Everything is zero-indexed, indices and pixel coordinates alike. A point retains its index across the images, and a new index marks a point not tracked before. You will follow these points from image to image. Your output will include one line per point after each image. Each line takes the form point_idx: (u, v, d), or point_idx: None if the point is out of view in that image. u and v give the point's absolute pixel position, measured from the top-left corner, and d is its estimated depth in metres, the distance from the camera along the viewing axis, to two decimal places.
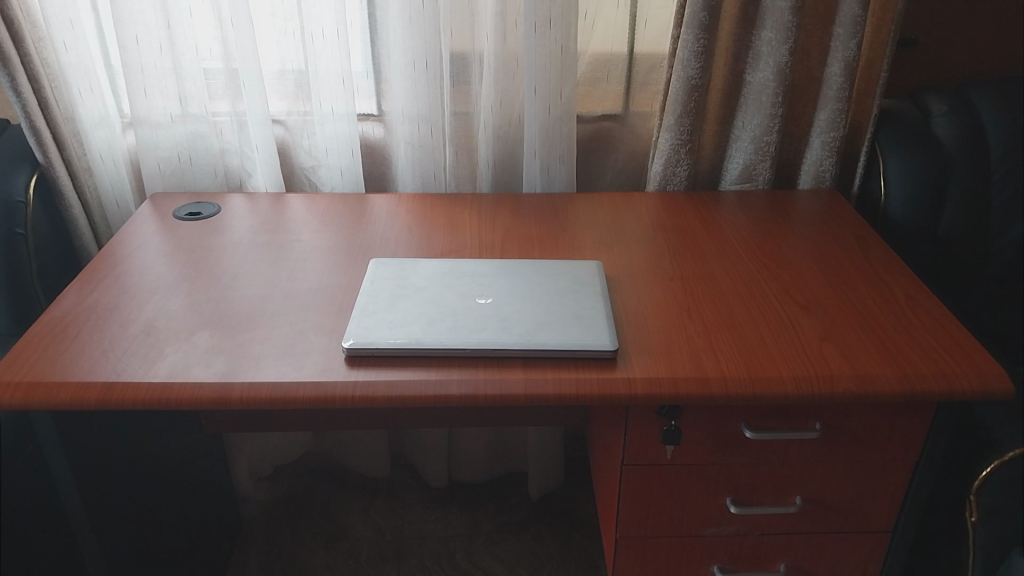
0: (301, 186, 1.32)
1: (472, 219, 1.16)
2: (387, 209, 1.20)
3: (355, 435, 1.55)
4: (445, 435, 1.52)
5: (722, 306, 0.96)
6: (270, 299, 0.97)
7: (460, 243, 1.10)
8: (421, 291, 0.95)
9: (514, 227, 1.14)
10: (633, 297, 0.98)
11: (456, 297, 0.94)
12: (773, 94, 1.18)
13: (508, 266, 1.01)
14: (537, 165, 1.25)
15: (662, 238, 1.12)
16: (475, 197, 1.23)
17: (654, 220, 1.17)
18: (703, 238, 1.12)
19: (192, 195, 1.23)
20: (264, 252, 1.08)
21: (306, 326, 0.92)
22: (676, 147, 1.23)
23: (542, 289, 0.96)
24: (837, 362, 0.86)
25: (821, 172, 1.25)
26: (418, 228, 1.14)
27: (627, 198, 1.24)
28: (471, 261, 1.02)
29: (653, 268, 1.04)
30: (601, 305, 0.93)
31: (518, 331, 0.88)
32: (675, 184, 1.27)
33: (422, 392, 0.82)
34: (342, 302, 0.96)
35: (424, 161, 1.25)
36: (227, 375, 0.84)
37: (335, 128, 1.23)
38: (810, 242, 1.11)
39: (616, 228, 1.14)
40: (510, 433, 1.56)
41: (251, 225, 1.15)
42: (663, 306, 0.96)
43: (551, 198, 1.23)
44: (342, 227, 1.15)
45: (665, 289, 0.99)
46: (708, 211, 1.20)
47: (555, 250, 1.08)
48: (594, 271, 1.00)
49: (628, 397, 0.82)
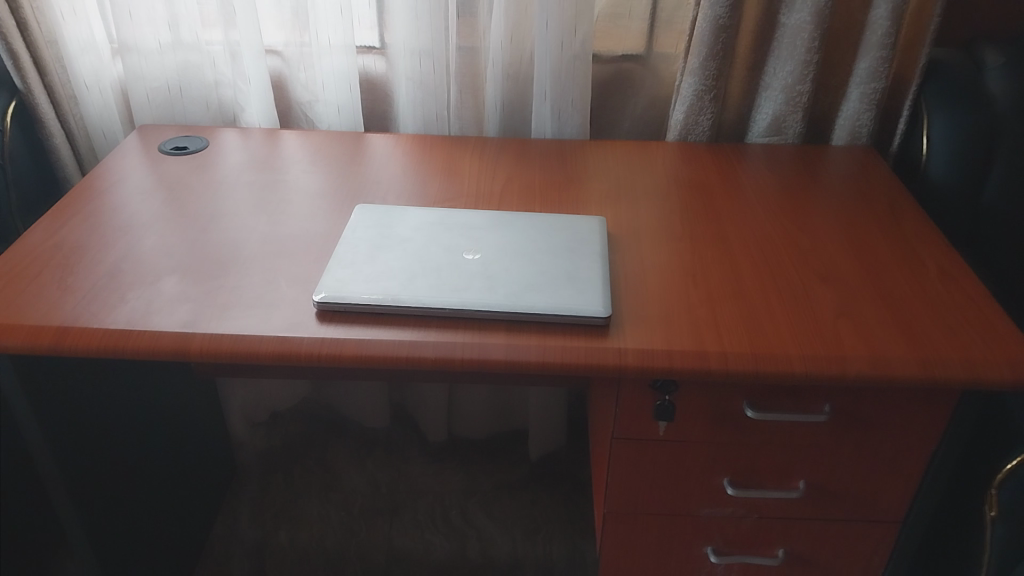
0: (298, 121, 1.25)
1: (472, 166, 1.08)
2: (385, 150, 1.13)
3: (352, 385, 1.51)
4: (444, 388, 1.47)
5: (732, 273, 0.87)
6: (245, 245, 0.91)
7: (457, 192, 1.02)
8: (405, 243, 0.88)
9: (516, 176, 1.06)
10: (634, 258, 0.90)
11: (442, 252, 0.87)
12: (810, 39, 1.07)
13: (502, 220, 0.93)
14: (548, 108, 1.16)
15: (674, 194, 1.03)
16: (478, 142, 1.15)
17: (668, 174, 1.08)
18: (721, 196, 1.03)
19: (181, 128, 1.16)
20: (247, 193, 1.02)
21: (279, 276, 0.86)
22: (700, 93, 1.13)
23: (536, 246, 0.88)
24: (853, 341, 0.78)
25: (858, 127, 1.14)
26: (414, 173, 1.07)
27: (641, 150, 1.15)
28: (463, 212, 0.95)
29: (660, 226, 0.96)
30: (597, 267, 0.85)
31: (503, 291, 0.81)
32: (697, 134, 1.17)
33: (392, 353, 0.76)
34: (320, 251, 0.90)
35: (427, 100, 1.17)
36: (188, 325, 0.78)
37: (333, 62, 1.16)
38: (835, 207, 1.02)
39: (626, 183, 1.05)
40: (514, 391, 1.51)
41: (237, 163, 1.09)
42: (666, 270, 0.87)
43: (560, 147, 1.14)
44: (333, 168, 1.08)
45: (671, 251, 0.91)
46: (728, 167, 1.11)
47: (558, 204, 1.00)
48: (594, 228, 0.92)
49: (617, 369, 0.75)
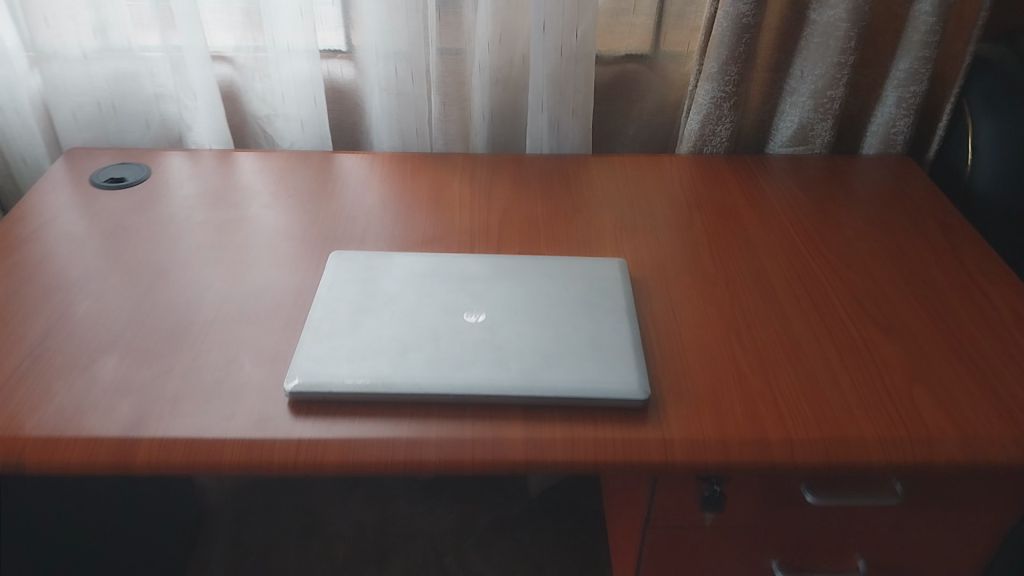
0: (256, 138, 1.08)
1: (463, 193, 0.94)
2: (360, 174, 0.97)
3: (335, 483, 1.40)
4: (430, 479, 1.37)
5: (780, 328, 0.75)
6: (199, 306, 0.76)
7: (448, 227, 0.87)
8: (393, 303, 0.73)
9: (515, 204, 0.91)
10: (664, 310, 0.76)
11: (439, 313, 0.72)
12: (845, 38, 0.93)
13: (506, 267, 0.79)
14: (545, 119, 1.02)
15: (697, 222, 0.89)
16: (466, 161, 1.00)
17: (685, 195, 0.95)
18: (751, 222, 0.90)
19: (117, 153, 1.00)
20: (198, 233, 0.86)
21: (242, 351, 0.71)
22: (718, 101, 0.99)
23: (550, 301, 0.75)
24: (934, 416, 0.66)
25: (893, 133, 1.01)
26: (395, 202, 0.92)
27: (651, 163, 1.01)
28: (459, 257, 0.80)
29: (688, 265, 0.82)
30: (626, 329, 0.72)
31: (517, 367, 0.67)
32: (714, 145, 1.03)
33: (387, 456, 0.62)
34: (290, 312, 0.75)
35: (405, 112, 1.02)
36: (132, 428, 0.63)
37: (294, 68, 0.99)
38: (878, 231, 0.89)
39: (641, 209, 0.91)
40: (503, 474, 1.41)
41: (186, 194, 0.92)
42: (704, 327, 0.74)
43: (561, 164, 1.00)
44: (300, 199, 0.92)
45: (706, 299, 0.78)
46: (752, 184, 0.97)
47: (566, 238, 0.85)
48: (616, 274, 0.78)
49: (663, 467, 0.62)
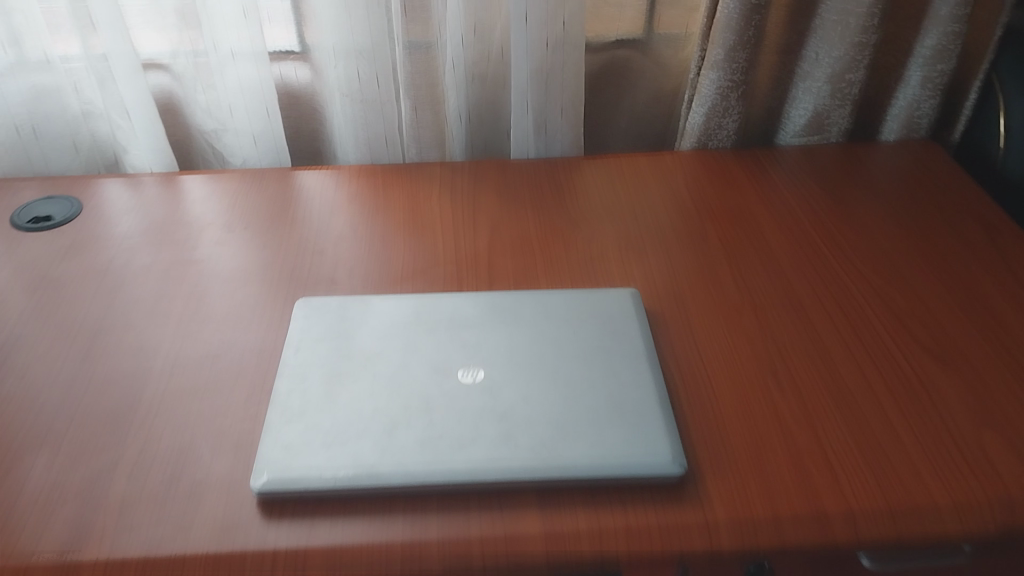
0: (203, 154, 0.96)
1: (445, 211, 0.81)
2: (324, 194, 0.85)
3: None
4: None
5: (823, 365, 0.65)
6: (144, 378, 0.64)
7: (430, 258, 0.76)
8: (373, 364, 0.62)
9: (505, 222, 0.80)
10: (688, 350, 0.66)
11: (429, 375, 0.61)
12: (867, 16, 0.82)
13: (502, 307, 0.68)
14: (530, 120, 0.90)
15: (712, 231, 0.78)
16: (445, 171, 0.87)
17: (694, 198, 0.83)
18: (772, 227, 0.80)
19: (44, 182, 0.87)
20: (140, 282, 0.73)
21: (198, 436, 0.59)
22: (725, 92, 0.88)
23: (558, 349, 0.64)
24: (1011, 471, 0.57)
25: (917, 117, 0.91)
26: (366, 227, 0.80)
27: (652, 162, 0.89)
28: (447, 298, 0.69)
29: (708, 290, 0.71)
30: (649, 383, 0.61)
31: (527, 442, 0.56)
32: (720, 139, 0.93)
33: (380, 566, 0.51)
34: (252, 381, 0.64)
35: (371, 120, 0.89)
36: (68, 550, 0.52)
37: (241, 75, 0.86)
38: (912, 232, 0.79)
39: (646, 217, 0.80)
40: None
41: (125, 232, 0.80)
42: (735, 370, 0.64)
43: (550, 168, 0.88)
44: (256, 230, 0.80)
45: (734, 333, 0.67)
46: (766, 182, 0.87)
47: (566, 264, 0.74)
48: (629, 310, 0.68)
49: (708, 556, 0.53)
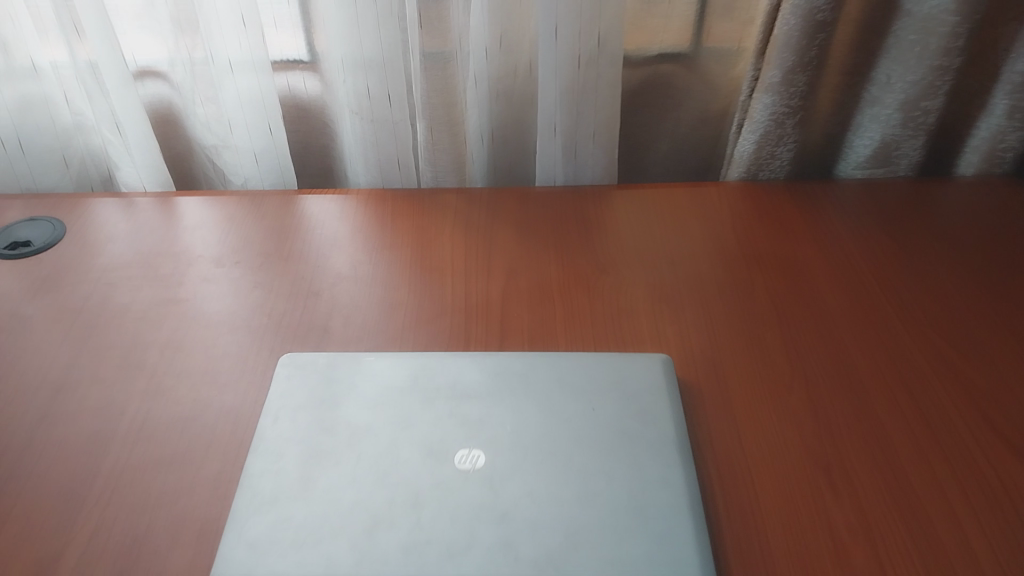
0: (204, 169, 0.89)
1: (456, 250, 0.73)
2: (328, 222, 0.78)
3: None
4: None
5: (885, 460, 0.55)
6: (105, 441, 0.57)
7: (437, 304, 0.68)
8: (357, 444, 0.55)
9: (524, 263, 0.71)
10: (725, 434, 0.56)
11: (421, 461, 0.53)
12: (949, 35, 0.72)
13: (511, 378, 0.58)
14: (557, 147, 0.81)
15: (760, 281, 0.69)
16: (459, 203, 0.79)
17: (739, 239, 0.74)
18: (828, 277, 0.70)
19: (30, 200, 0.81)
20: (116, 323, 0.67)
21: (156, 519, 0.52)
22: (780, 117, 0.78)
23: (575, 434, 0.54)
24: None
25: (1000, 149, 0.80)
26: (369, 264, 0.72)
27: (693, 195, 0.80)
28: (450, 358, 0.61)
29: (753, 356, 0.62)
30: (679, 484, 0.52)
31: (529, 551, 0.48)
32: (772, 169, 0.83)
33: None
34: (224, 453, 0.56)
35: (383, 142, 0.81)
36: None
37: (241, 89, 0.78)
38: (993, 287, 0.69)
39: (684, 263, 0.71)
40: None
41: (107, 262, 0.74)
42: (781, 462, 0.55)
43: (577, 200, 0.79)
44: (250, 266, 0.72)
45: (781, 413, 0.58)
46: (824, 220, 0.76)
47: (589, 317, 0.65)
48: (658, 387, 0.58)
49: None
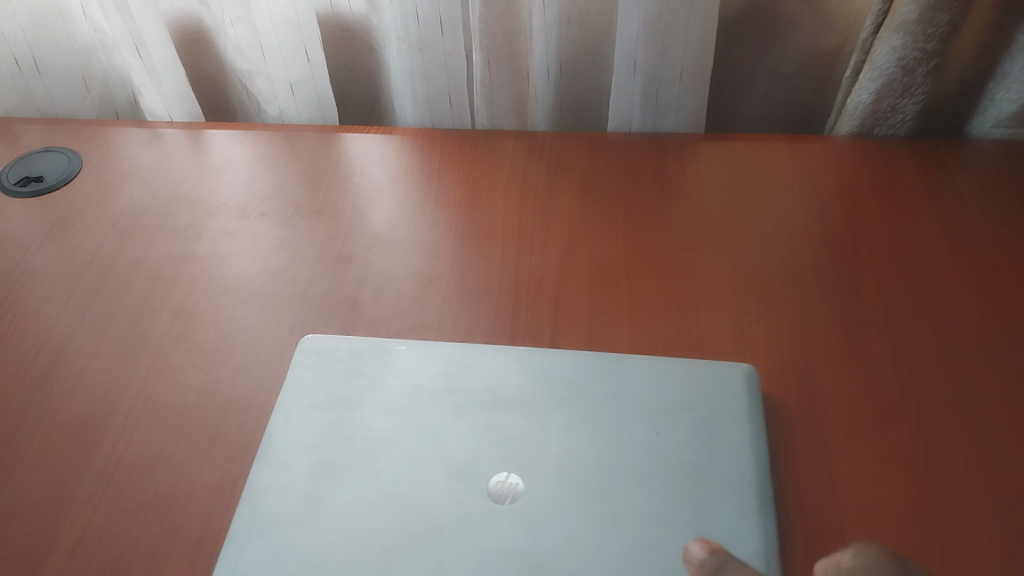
0: (239, 93, 0.80)
1: (510, 211, 0.64)
2: (367, 167, 0.69)
3: None
4: None
5: (1014, 524, 0.44)
6: (101, 427, 0.52)
7: (483, 277, 0.59)
8: (376, 458, 0.48)
9: (587, 234, 0.61)
10: (814, 473, 0.47)
11: (447, 485, 0.46)
12: None
13: (560, 389, 0.50)
14: (636, 87, 0.69)
15: (869, 274, 0.57)
16: (518, 149, 0.69)
17: (848, 215, 0.61)
18: (956, 270, 0.57)
19: (51, 123, 0.74)
20: (126, 285, 0.61)
21: (147, 531, 0.47)
22: (908, 63, 0.64)
23: (631, 466, 0.46)
24: None
25: None
26: (408, 223, 0.64)
27: (796, 153, 0.67)
28: (492, 353, 0.52)
29: (855, 372, 0.51)
30: (755, 540, 0.43)
31: None
32: (892, 126, 0.68)
33: None
34: (229, 451, 0.50)
35: (433, 75, 0.71)
36: None
37: (273, 11, 0.69)
38: None
39: (778, 244, 0.59)
40: None
41: (124, 205, 0.67)
42: (881, 516, 0.45)
43: (656, 152, 0.67)
44: (275, 218, 0.65)
45: (886, 450, 0.47)
46: (952, 193, 0.62)
47: (658, 305, 0.56)
48: (738, 411, 0.48)
49: None
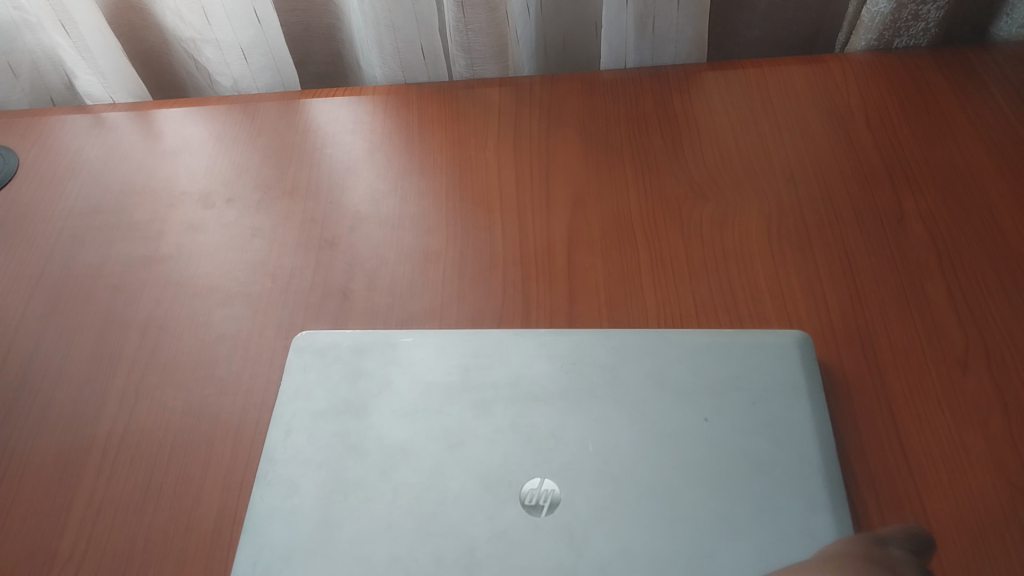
0: (186, 63, 0.72)
1: (505, 171, 0.57)
2: (340, 135, 0.62)
3: None
4: None
5: None
6: (78, 467, 0.46)
7: (485, 250, 0.53)
8: (392, 470, 0.42)
9: (594, 189, 0.55)
10: (883, 440, 0.42)
11: (475, 496, 0.41)
12: None
13: (590, 374, 0.44)
14: (630, 18, 0.62)
15: (911, 206, 0.51)
16: (505, 98, 0.62)
17: (879, 140, 0.55)
18: (1005, 192, 0.51)
19: None
20: (86, 297, 0.54)
21: None
22: None
23: (681, 458, 0.41)
24: None
25: None
26: (392, 197, 0.57)
27: (812, 73, 0.60)
28: (510, 338, 0.46)
29: (910, 319, 0.46)
30: (828, 532, 0.38)
31: None
32: (914, 35, 0.62)
33: None
34: (225, 479, 0.44)
35: (402, 25, 0.64)
36: None
37: None
38: None
39: (807, 179, 0.54)
40: None
41: (72, 205, 0.59)
42: (962, 479, 0.40)
43: (658, 88, 0.61)
44: (243, 204, 0.58)
45: (957, 404, 0.43)
46: (988, 104, 0.57)
47: (684, 262, 0.50)
48: (793, 385, 0.43)
49: None
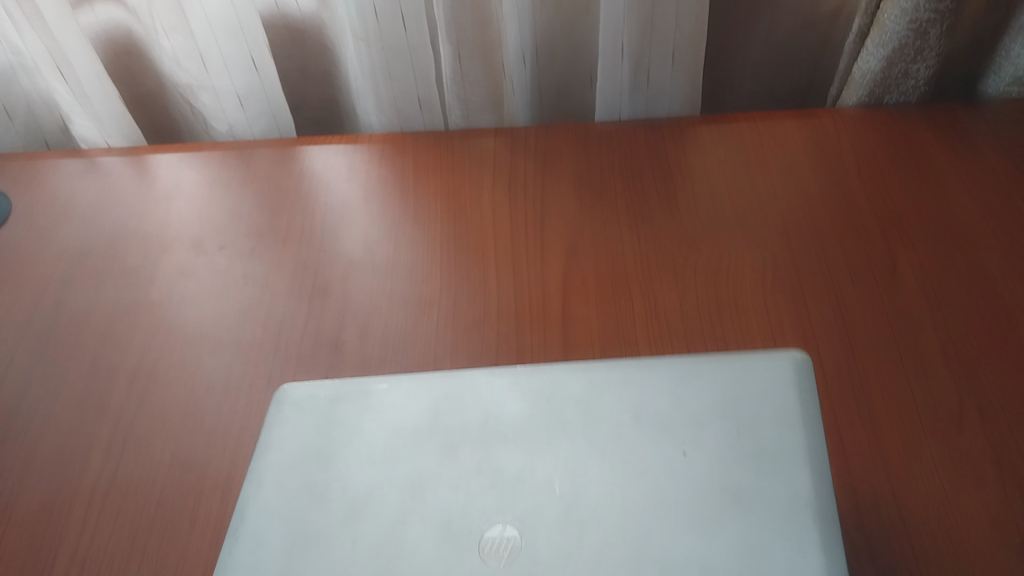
0: (181, 106, 0.72)
1: (500, 221, 0.57)
2: (334, 182, 0.62)
3: None
4: None
5: None
6: (61, 519, 0.45)
7: (479, 301, 0.52)
8: (353, 520, 0.38)
9: (589, 241, 0.55)
10: (880, 497, 0.42)
11: (432, 545, 0.36)
12: None
13: (561, 410, 0.40)
14: (624, 73, 0.63)
15: (903, 262, 0.52)
16: (501, 148, 0.62)
17: (872, 196, 0.56)
18: (995, 247, 0.52)
19: None
20: (75, 343, 0.53)
21: None
22: (922, 27, 0.58)
23: (680, 509, 0.36)
24: None
25: None
26: (386, 246, 0.57)
27: (805, 128, 0.61)
28: (497, 380, 0.41)
29: (906, 374, 0.46)
30: None
31: None
32: (905, 92, 0.63)
33: None
34: (211, 533, 0.43)
35: (399, 74, 0.64)
36: None
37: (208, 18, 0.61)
38: None
39: (801, 233, 0.54)
40: None
41: (64, 249, 0.59)
42: (959, 539, 0.40)
43: (652, 141, 0.61)
44: (235, 250, 0.58)
45: (953, 461, 0.43)
46: (977, 160, 0.57)
47: (679, 314, 0.50)
48: (778, 411, 0.39)
49: None
